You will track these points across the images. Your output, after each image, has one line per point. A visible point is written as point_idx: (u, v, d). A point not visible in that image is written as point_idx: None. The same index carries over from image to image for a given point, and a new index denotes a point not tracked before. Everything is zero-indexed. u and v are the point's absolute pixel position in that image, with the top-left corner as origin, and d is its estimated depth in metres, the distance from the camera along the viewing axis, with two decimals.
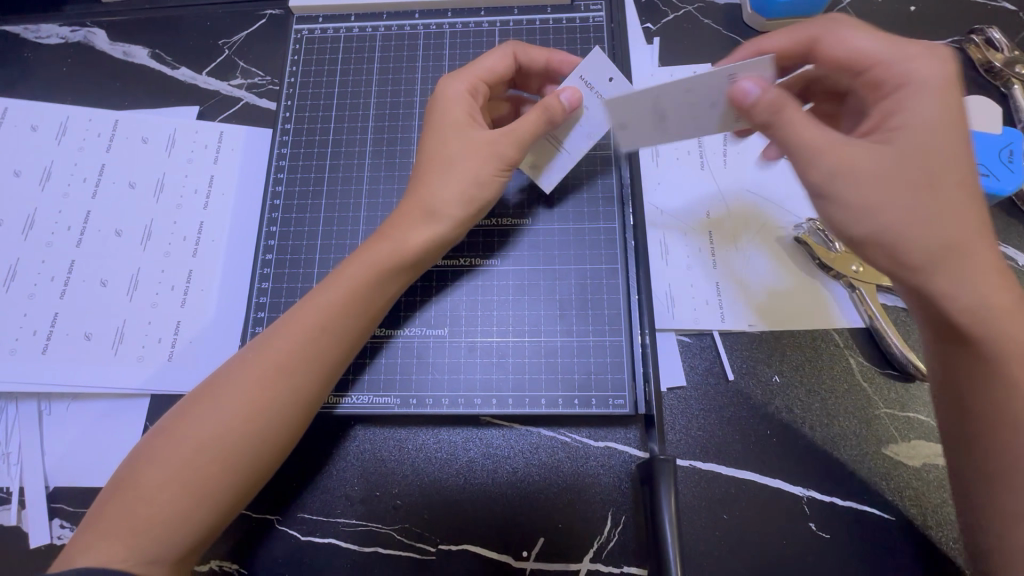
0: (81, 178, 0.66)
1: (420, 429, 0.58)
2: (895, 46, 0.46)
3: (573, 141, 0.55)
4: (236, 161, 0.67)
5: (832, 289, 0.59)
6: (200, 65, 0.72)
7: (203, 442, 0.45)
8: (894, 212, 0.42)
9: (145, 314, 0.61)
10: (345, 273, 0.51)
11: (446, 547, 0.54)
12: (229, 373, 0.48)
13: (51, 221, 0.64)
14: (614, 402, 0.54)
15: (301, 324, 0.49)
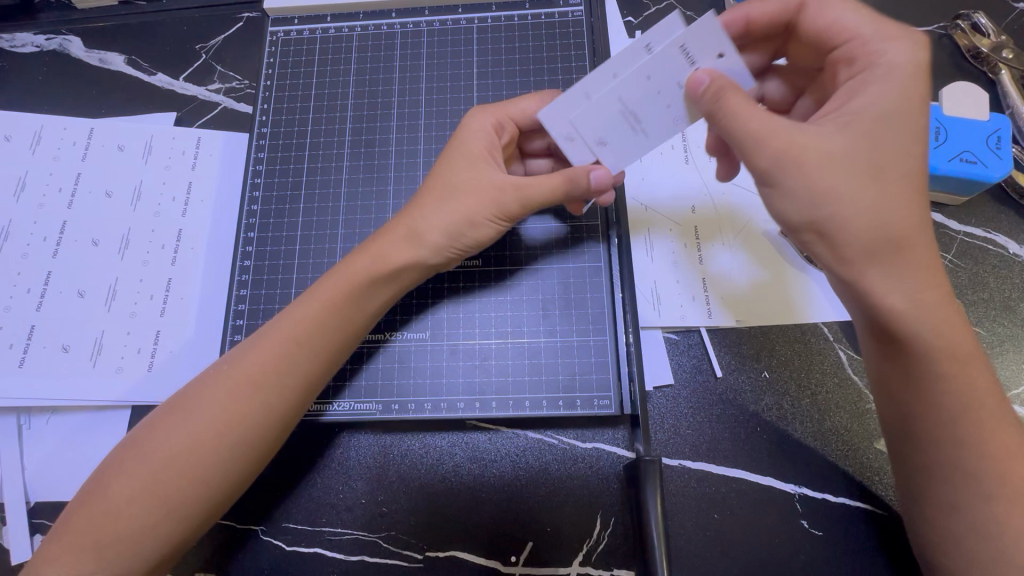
0: (57, 187, 0.65)
1: (405, 434, 0.57)
2: (878, 23, 0.44)
3: (598, 106, 0.46)
4: (214, 168, 0.66)
5: (812, 285, 0.58)
6: (178, 71, 0.71)
7: (175, 455, 0.44)
8: (843, 202, 0.41)
9: (124, 324, 0.60)
10: (327, 287, 0.50)
11: (432, 554, 0.53)
12: (203, 384, 0.47)
13: (26, 232, 0.63)
14: (599, 403, 0.53)
15: (280, 337, 0.48)
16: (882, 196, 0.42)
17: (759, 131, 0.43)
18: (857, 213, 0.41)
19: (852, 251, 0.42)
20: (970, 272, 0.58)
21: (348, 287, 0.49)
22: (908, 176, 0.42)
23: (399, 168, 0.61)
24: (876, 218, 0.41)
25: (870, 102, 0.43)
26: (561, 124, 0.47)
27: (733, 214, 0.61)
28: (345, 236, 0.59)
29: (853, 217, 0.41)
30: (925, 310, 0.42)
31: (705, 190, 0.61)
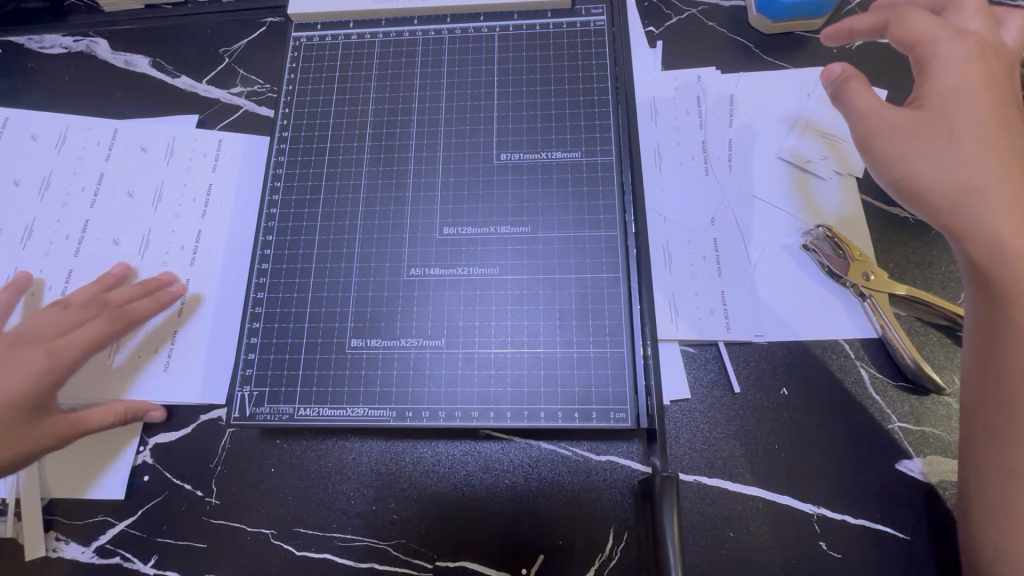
0: (81, 186, 0.66)
1: (418, 441, 0.57)
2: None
3: None
4: (235, 171, 0.66)
5: (843, 300, 0.57)
6: (201, 74, 0.71)
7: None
8: (917, 161, 0.48)
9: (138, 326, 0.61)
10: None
11: (443, 564, 0.53)
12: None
13: (49, 231, 0.64)
14: (614, 416, 0.52)
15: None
16: (960, 155, 0.46)
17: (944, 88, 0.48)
18: (939, 167, 0.47)
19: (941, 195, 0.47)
20: None
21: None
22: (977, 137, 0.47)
23: (416, 175, 0.61)
24: (954, 168, 0.46)
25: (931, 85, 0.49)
26: None
27: (755, 226, 0.60)
28: (363, 242, 0.59)
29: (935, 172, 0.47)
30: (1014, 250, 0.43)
31: (726, 202, 0.61)
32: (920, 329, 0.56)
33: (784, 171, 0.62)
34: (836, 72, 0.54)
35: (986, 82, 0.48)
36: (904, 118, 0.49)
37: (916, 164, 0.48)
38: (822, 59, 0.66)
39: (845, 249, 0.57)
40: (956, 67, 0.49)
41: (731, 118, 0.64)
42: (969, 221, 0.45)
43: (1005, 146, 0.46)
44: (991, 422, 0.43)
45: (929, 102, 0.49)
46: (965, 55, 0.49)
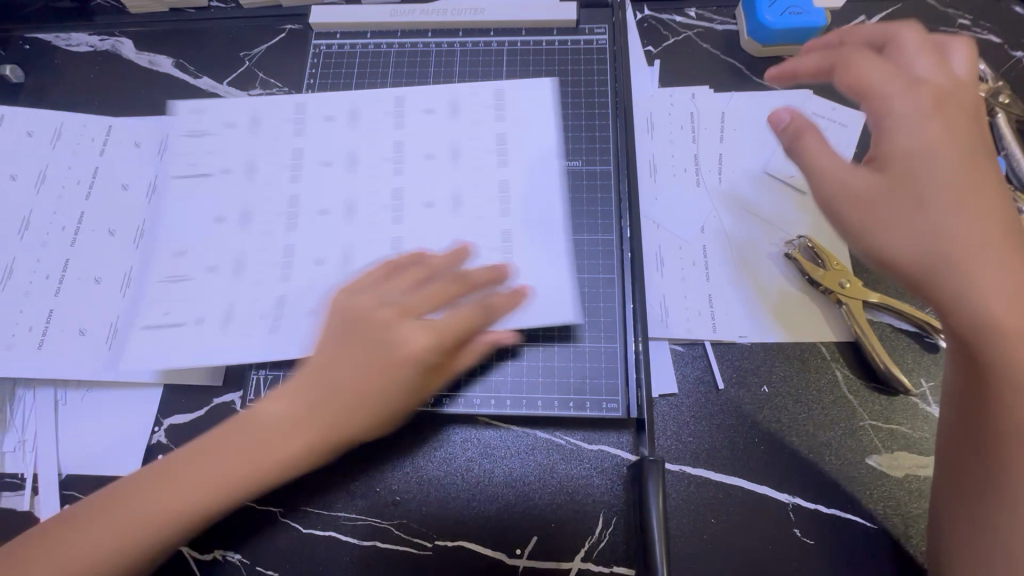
0: (227, 149, 0.65)
1: (421, 428, 0.60)
2: (967, 62, 0.51)
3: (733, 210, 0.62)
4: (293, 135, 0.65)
5: (821, 305, 0.61)
6: (222, 76, 0.75)
7: (226, 474, 0.47)
8: (890, 230, 0.46)
9: (253, 293, 0.59)
10: (296, 428, 0.48)
11: (441, 543, 0.56)
12: (249, 419, 0.48)
13: (240, 200, 0.63)
14: (607, 405, 0.57)
15: (245, 417, 0.49)
16: (941, 221, 0.45)
17: (906, 146, 0.47)
18: (919, 238, 0.45)
19: (919, 271, 0.45)
20: None
21: (341, 386, 0.48)
22: (953, 198, 0.45)
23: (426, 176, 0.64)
24: (935, 236, 0.45)
25: (896, 142, 0.48)
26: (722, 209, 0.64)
27: (742, 234, 0.64)
28: None
29: (910, 241, 0.45)
30: (1009, 328, 0.43)
31: (714, 212, 0.65)
32: (891, 334, 0.60)
33: (767, 184, 0.66)
34: (783, 119, 0.51)
35: (947, 141, 0.47)
36: (868, 181, 0.47)
37: (883, 238, 0.46)
38: (807, 82, 0.71)
39: (823, 257, 0.62)
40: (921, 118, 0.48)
41: (721, 133, 0.68)
42: (954, 293, 0.44)
43: (970, 201, 0.45)
44: (975, 471, 0.46)
45: (890, 163, 0.47)
46: (920, 106, 0.48)
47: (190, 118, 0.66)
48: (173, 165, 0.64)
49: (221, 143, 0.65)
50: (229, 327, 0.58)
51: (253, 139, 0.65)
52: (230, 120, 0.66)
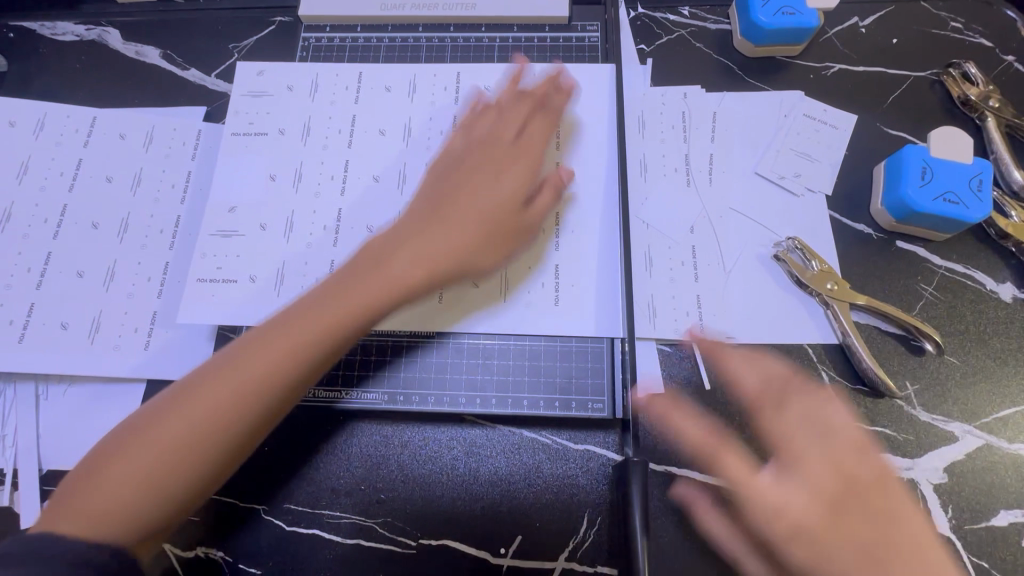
0: (287, 109, 0.66)
1: (405, 426, 0.59)
2: (862, 457, 0.50)
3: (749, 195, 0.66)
4: (309, 109, 0.66)
5: (809, 306, 0.61)
6: (210, 67, 0.74)
7: (354, 314, 0.50)
8: (788, 512, 0.49)
9: (302, 254, 0.61)
10: (401, 253, 0.54)
11: (426, 542, 0.56)
12: (350, 274, 0.53)
13: (291, 161, 0.64)
14: (593, 406, 0.57)
15: (346, 273, 0.53)
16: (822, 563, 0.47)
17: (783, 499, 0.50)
18: (794, 536, 0.49)
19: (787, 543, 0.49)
20: (949, 305, 0.61)
21: (489, 214, 0.56)
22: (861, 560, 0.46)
23: (414, 171, 0.63)
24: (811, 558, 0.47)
25: (788, 497, 0.50)
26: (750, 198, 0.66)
27: (731, 236, 0.64)
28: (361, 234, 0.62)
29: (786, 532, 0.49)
30: None
31: (704, 212, 0.65)
32: (878, 337, 0.60)
33: (757, 185, 0.66)
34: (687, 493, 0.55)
35: (833, 492, 0.49)
36: (772, 488, 0.51)
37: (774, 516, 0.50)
38: (798, 83, 0.70)
39: (811, 259, 0.61)
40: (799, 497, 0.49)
41: (712, 134, 0.68)
42: None
43: (820, 570, 0.47)
44: None
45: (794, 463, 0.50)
46: (811, 491, 0.49)
47: (257, 81, 0.67)
48: (234, 124, 0.66)
49: (279, 104, 0.66)
50: (282, 285, 0.60)
51: (312, 103, 0.66)
52: (291, 84, 0.67)
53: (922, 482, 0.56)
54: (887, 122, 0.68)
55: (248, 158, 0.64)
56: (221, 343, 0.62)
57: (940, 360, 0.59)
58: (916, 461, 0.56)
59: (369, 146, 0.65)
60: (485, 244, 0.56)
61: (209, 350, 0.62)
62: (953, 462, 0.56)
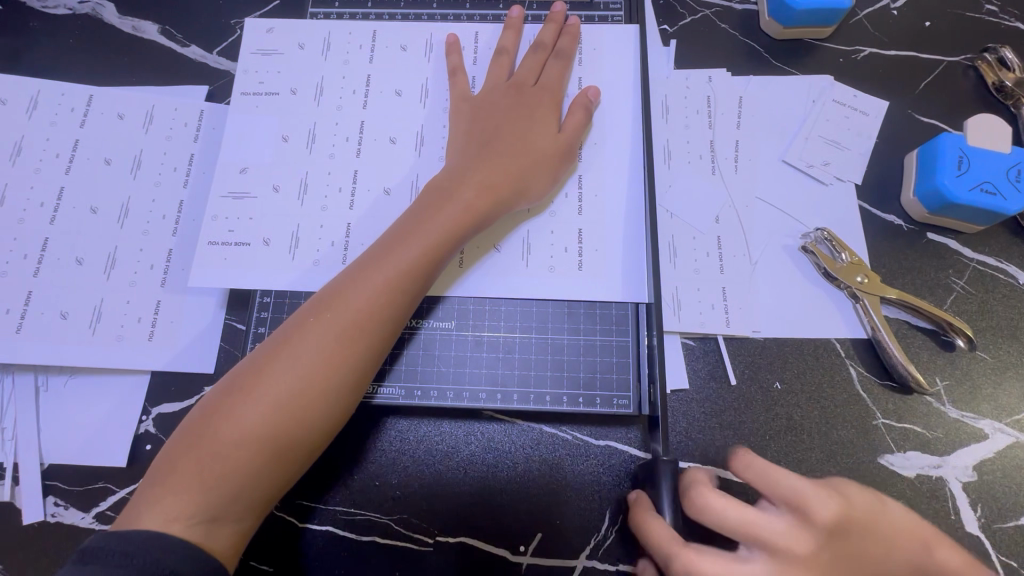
0: (298, 70, 0.64)
1: (421, 420, 0.58)
2: None
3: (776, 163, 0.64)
4: (321, 70, 0.64)
5: (837, 300, 0.59)
6: (212, 45, 0.71)
7: (401, 267, 0.49)
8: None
9: (317, 217, 0.59)
10: (449, 205, 0.52)
11: (443, 540, 0.55)
12: (387, 242, 0.51)
13: (304, 122, 0.62)
14: (618, 402, 0.55)
15: (380, 244, 0.51)
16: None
17: None
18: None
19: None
20: (980, 299, 0.60)
21: (527, 151, 0.56)
22: None
23: (429, 154, 0.61)
24: None
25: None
26: (776, 167, 0.64)
27: (758, 226, 0.62)
28: (375, 221, 0.59)
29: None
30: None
31: (730, 201, 0.63)
32: (907, 332, 0.58)
33: (784, 174, 0.64)
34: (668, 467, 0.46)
35: None
36: None
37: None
38: (827, 67, 0.68)
39: (842, 251, 0.59)
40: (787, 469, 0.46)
41: (738, 119, 0.66)
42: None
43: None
44: None
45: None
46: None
47: (268, 38, 0.65)
48: (243, 82, 0.63)
49: (291, 63, 0.64)
50: (297, 248, 0.58)
51: (325, 63, 0.64)
52: (303, 43, 0.65)
53: (952, 480, 0.54)
54: (919, 109, 0.66)
55: (257, 118, 0.62)
56: (229, 333, 0.60)
57: (970, 356, 0.58)
58: (946, 458, 0.55)
59: (385, 107, 0.62)
60: (527, 194, 0.55)
61: (215, 341, 0.60)
62: (983, 460, 0.55)
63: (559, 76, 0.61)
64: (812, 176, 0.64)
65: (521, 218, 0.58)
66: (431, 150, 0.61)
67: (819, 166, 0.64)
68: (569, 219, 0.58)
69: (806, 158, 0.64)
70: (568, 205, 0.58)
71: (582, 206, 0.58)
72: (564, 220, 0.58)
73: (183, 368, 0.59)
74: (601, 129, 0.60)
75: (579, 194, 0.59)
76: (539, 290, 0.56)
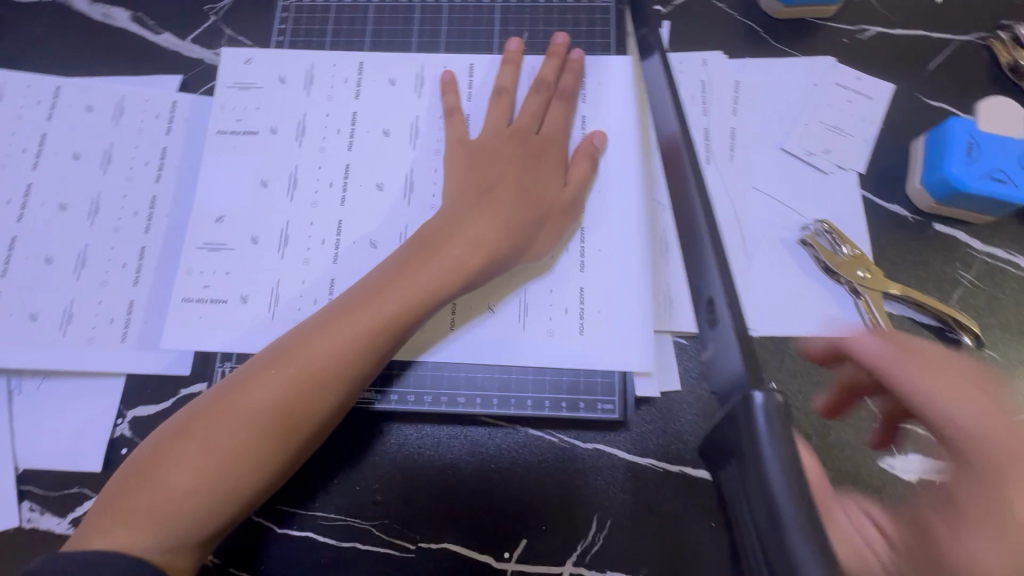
0: (280, 106, 0.61)
1: (403, 423, 0.56)
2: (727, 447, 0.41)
3: (772, 153, 0.61)
4: (303, 105, 0.61)
5: (838, 295, 0.56)
6: (185, 32, 0.67)
7: (378, 322, 0.47)
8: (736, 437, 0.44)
9: (298, 272, 0.56)
10: (434, 259, 0.50)
11: (425, 546, 0.53)
12: (367, 292, 0.49)
13: (284, 165, 0.59)
14: (603, 407, 0.53)
15: (358, 292, 0.49)
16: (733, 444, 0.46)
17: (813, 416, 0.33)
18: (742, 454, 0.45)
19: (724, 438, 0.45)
20: (989, 294, 0.57)
21: (524, 203, 0.53)
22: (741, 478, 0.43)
23: (411, 150, 0.60)
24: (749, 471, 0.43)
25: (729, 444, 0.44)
26: (774, 157, 0.61)
27: (755, 219, 0.59)
28: (357, 220, 0.58)
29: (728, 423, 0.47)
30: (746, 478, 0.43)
31: (727, 192, 0.60)
32: (911, 328, 0.56)
33: (784, 162, 0.61)
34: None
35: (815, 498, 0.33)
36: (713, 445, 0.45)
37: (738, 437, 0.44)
38: (831, 49, 0.64)
39: (842, 245, 0.57)
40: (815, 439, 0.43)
41: (734, 106, 0.62)
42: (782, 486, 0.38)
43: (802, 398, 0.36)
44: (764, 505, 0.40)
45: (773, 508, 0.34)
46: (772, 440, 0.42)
47: (246, 71, 0.62)
48: (220, 120, 0.60)
49: (272, 99, 0.61)
50: (276, 306, 0.56)
51: (308, 98, 0.61)
52: (283, 77, 0.62)
53: None
54: (928, 93, 0.62)
55: (235, 162, 0.59)
56: None
57: (977, 354, 0.55)
58: None
59: (371, 147, 0.60)
60: (521, 253, 0.53)
61: None
62: None
63: (562, 122, 0.59)
64: (811, 168, 0.60)
65: (519, 279, 0.56)
66: (421, 198, 0.58)
67: (819, 157, 0.60)
68: (569, 277, 0.56)
69: (804, 148, 0.61)
70: (569, 262, 0.56)
71: (583, 261, 0.56)
72: (564, 279, 0.55)
73: (159, 371, 0.57)
74: (606, 181, 0.58)
75: (580, 249, 0.56)
76: (537, 350, 0.54)
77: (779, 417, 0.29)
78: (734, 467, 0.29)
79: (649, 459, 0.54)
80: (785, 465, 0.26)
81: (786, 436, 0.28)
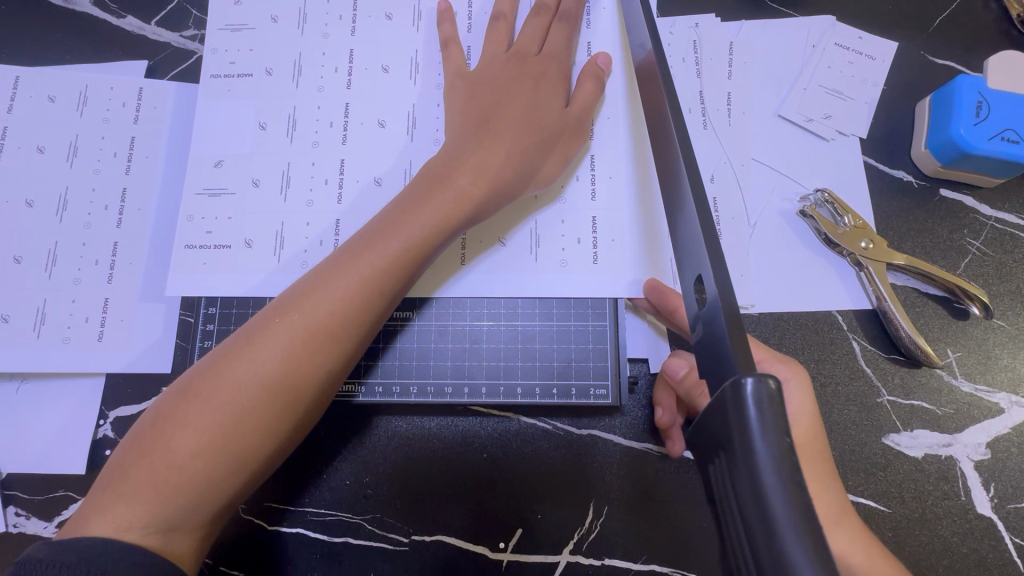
0: (273, 48, 0.58)
1: (392, 415, 0.54)
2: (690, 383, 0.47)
3: (770, 121, 0.58)
4: (297, 44, 0.58)
5: (838, 269, 0.54)
6: (150, 14, 0.64)
7: (384, 263, 0.44)
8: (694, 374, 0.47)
9: (301, 214, 0.54)
10: (440, 191, 0.46)
11: (418, 539, 0.52)
12: (369, 233, 0.45)
13: (282, 106, 0.56)
14: (595, 392, 0.51)
15: (360, 236, 0.46)
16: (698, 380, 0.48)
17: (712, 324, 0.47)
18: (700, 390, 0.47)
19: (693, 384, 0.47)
20: (998, 261, 0.54)
21: (533, 130, 0.50)
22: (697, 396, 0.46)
23: (386, 123, 0.56)
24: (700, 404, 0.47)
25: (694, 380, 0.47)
26: (772, 125, 0.58)
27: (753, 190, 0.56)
28: (333, 203, 0.54)
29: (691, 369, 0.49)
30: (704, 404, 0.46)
31: (726, 160, 0.56)
32: (916, 300, 0.53)
33: (782, 130, 0.58)
34: (680, 373, 0.47)
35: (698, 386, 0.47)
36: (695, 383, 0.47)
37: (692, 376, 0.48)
38: (830, 7, 0.60)
39: (845, 214, 0.54)
40: (803, 408, 0.42)
41: (728, 69, 0.58)
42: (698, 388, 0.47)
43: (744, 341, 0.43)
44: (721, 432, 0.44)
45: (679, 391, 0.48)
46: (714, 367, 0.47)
47: (235, 12, 0.59)
48: (213, 64, 0.58)
49: (264, 39, 0.58)
50: (282, 249, 0.54)
51: (302, 37, 0.58)
52: (276, 15, 0.59)
53: (962, 460, 0.50)
54: (934, 50, 0.59)
55: (232, 104, 0.57)
56: (184, 330, 0.56)
57: (986, 324, 0.53)
58: (957, 436, 0.51)
59: (370, 86, 0.57)
60: (524, 185, 0.50)
61: (170, 338, 0.56)
62: (998, 437, 0.51)
63: (566, 43, 0.55)
64: (810, 136, 0.57)
65: (530, 208, 0.53)
66: (425, 133, 0.55)
67: (819, 123, 0.57)
68: (580, 207, 0.53)
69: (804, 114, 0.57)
70: (579, 193, 0.53)
71: (594, 189, 0.53)
72: (575, 210, 0.53)
73: (139, 369, 0.55)
74: (603, 128, 0.55)
75: (592, 176, 0.54)
76: (548, 289, 0.52)
77: (770, 406, 0.25)
78: (723, 460, 0.27)
79: (646, 443, 0.52)
80: (773, 462, 0.24)
81: (778, 426, 0.25)
